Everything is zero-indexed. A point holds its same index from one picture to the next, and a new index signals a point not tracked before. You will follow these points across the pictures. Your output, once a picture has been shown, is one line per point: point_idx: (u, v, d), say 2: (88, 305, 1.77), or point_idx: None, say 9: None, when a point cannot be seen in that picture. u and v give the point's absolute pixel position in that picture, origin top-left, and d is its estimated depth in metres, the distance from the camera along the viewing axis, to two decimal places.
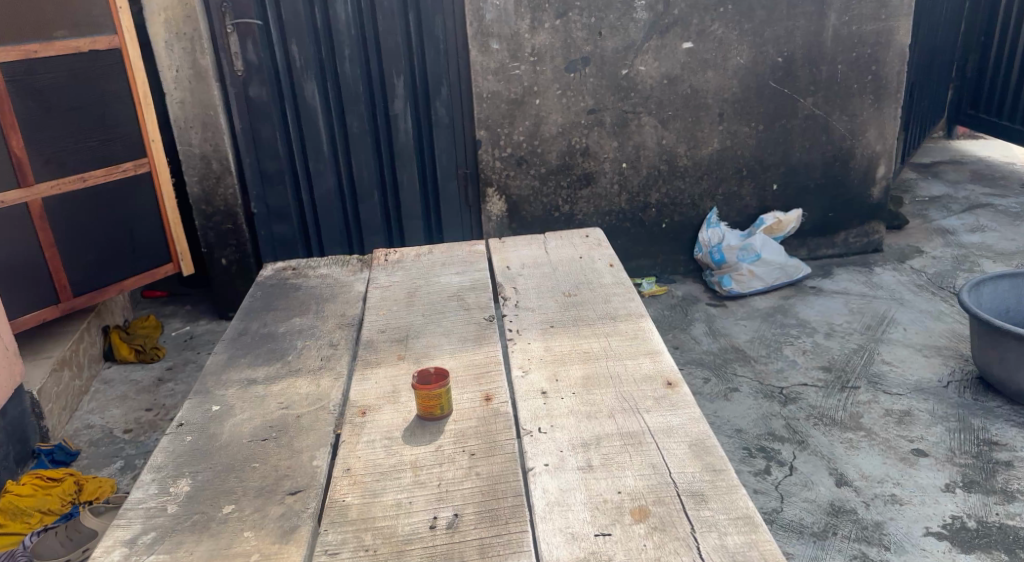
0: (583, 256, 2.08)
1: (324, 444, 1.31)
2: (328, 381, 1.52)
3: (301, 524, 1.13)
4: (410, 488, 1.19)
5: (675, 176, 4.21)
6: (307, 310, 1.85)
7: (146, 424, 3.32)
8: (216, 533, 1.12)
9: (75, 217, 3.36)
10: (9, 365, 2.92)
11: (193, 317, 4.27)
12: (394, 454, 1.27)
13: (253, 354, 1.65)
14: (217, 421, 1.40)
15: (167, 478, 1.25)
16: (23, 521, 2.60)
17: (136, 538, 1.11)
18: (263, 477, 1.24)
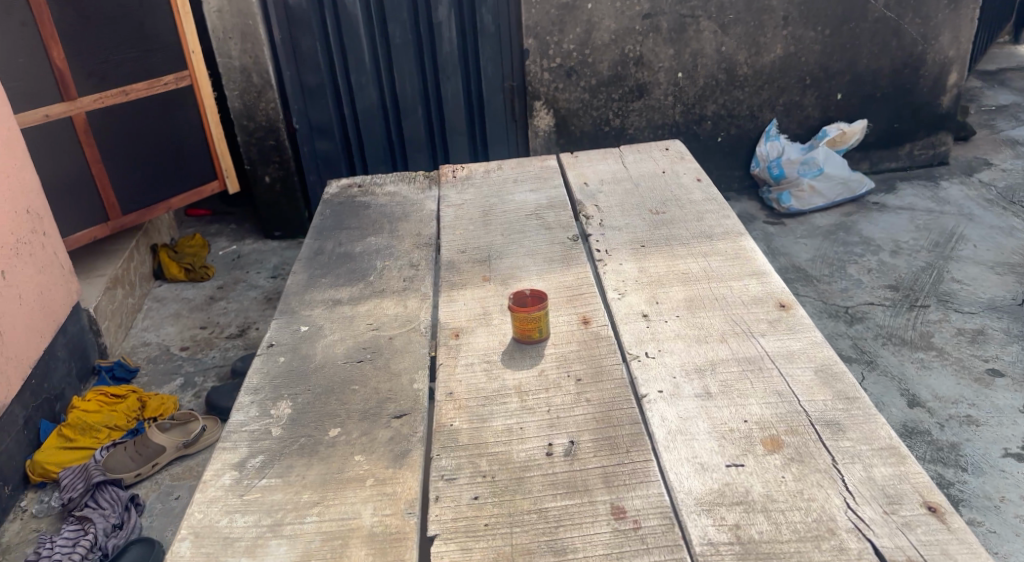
0: (666, 170, 2.03)
1: (423, 366, 1.33)
2: (416, 302, 1.52)
3: (411, 449, 1.17)
4: (518, 414, 1.24)
5: (733, 86, 4.01)
6: (381, 227, 1.82)
7: (202, 341, 3.35)
8: (325, 457, 1.17)
9: (119, 132, 3.29)
10: (66, 284, 2.92)
11: (239, 236, 4.25)
12: (497, 379, 1.32)
13: (333, 275, 1.63)
14: (309, 341, 1.43)
15: (267, 401, 1.30)
16: (92, 437, 2.65)
17: (245, 462, 1.18)
18: (366, 399, 1.28)
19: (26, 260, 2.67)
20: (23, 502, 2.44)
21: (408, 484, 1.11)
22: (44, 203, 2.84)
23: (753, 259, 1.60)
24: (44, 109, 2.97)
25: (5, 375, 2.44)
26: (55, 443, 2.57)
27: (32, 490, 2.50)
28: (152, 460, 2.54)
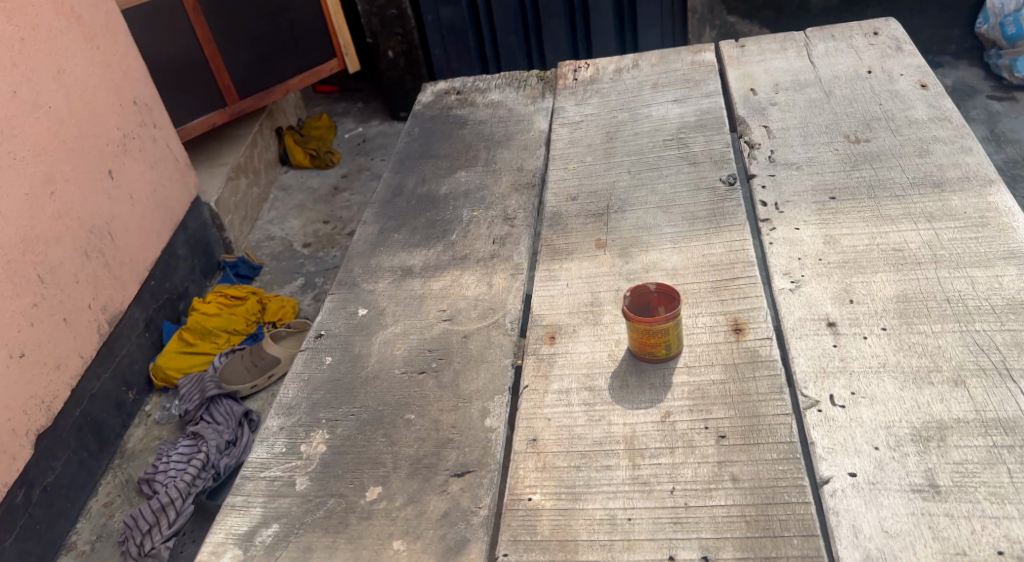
0: (871, 70, 1.82)
1: (499, 391, 1.16)
2: (503, 283, 1.37)
3: (471, 540, 0.97)
4: (625, 495, 0.99)
5: None
6: (476, 162, 1.74)
7: (324, 238, 3.21)
8: (356, 536, 1.00)
9: (229, 7, 3.03)
10: (182, 178, 2.81)
11: (366, 116, 4.00)
12: (600, 424, 1.09)
13: (409, 229, 1.57)
14: (364, 331, 1.33)
15: (299, 429, 1.17)
16: (211, 341, 2.61)
17: (256, 533, 1.03)
18: (421, 440, 1.11)
19: (137, 156, 2.56)
20: (147, 406, 2.47)
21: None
22: (153, 91, 2.68)
23: (1011, 230, 1.29)
24: None
25: (119, 279, 2.39)
26: (176, 347, 2.55)
27: (156, 393, 2.52)
28: (267, 372, 2.47)
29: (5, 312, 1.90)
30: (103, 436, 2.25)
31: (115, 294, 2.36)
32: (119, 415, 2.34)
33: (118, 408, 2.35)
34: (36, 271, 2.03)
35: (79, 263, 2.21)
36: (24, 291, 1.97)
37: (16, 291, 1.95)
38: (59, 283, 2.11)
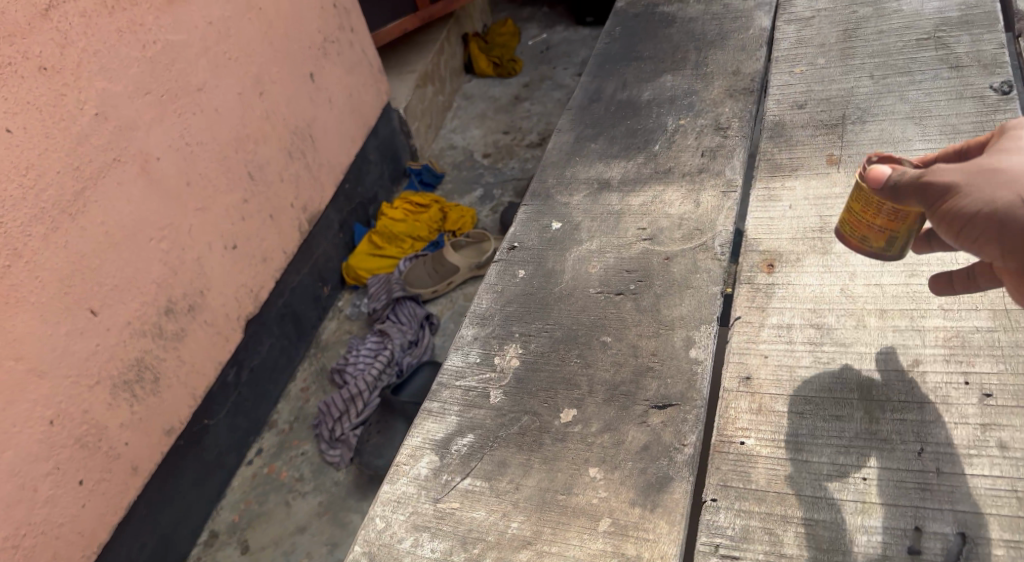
0: None
1: (705, 321, 1.26)
2: (712, 202, 1.45)
3: (674, 477, 1.10)
4: (859, 451, 1.10)
5: None
6: (684, 65, 1.82)
7: (504, 148, 3.20)
8: (550, 458, 1.16)
9: None
10: (374, 83, 2.87)
11: (551, 22, 3.87)
12: (827, 369, 1.20)
13: (614, 130, 1.71)
14: (557, 247, 1.48)
15: (492, 341, 1.35)
16: (397, 246, 2.71)
17: (450, 443, 1.22)
18: (618, 367, 1.24)
19: (336, 61, 2.64)
20: (340, 302, 2.64)
21: (659, 546, 1.04)
22: None
23: None
24: None
25: (317, 180, 2.52)
26: (366, 249, 2.68)
27: (348, 291, 2.69)
28: (447, 279, 2.53)
29: (221, 206, 2.06)
30: (302, 326, 2.45)
31: (313, 193, 2.50)
32: (316, 307, 2.52)
33: (315, 301, 2.53)
34: (246, 169, 2.17)
35: (284, 163, 2.35)
36: (236, 186, 2.12)
37: (230, 187, 2.10)
38: (266, 181, 2.26)
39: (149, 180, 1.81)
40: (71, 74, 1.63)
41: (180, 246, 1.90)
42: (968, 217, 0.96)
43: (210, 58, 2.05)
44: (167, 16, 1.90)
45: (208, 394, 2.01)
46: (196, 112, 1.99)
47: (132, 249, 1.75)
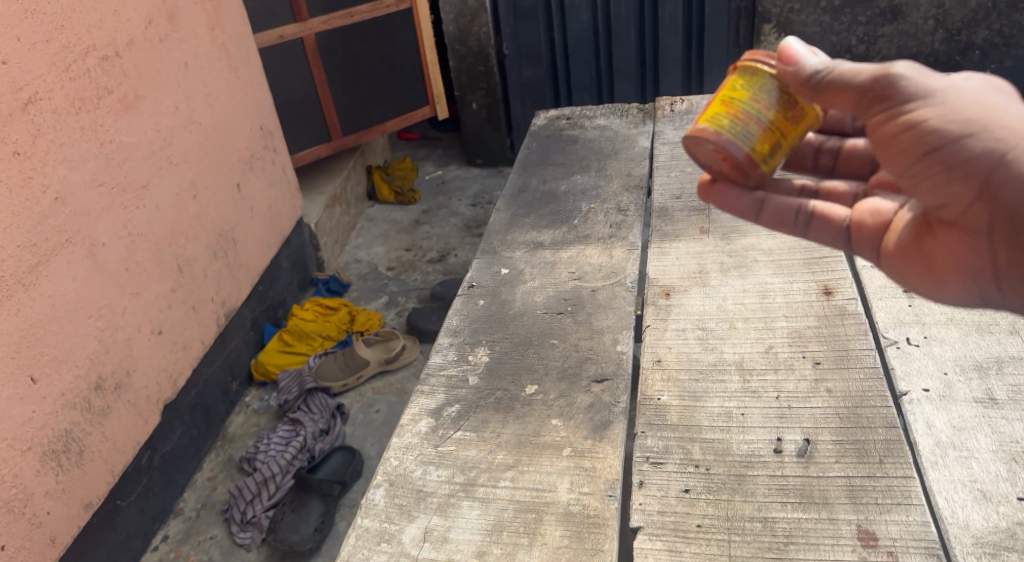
0: None
1: (626, 326, 1.48)
2: (621, 254, 1.70)
3: (613, 420, 1.28)
4: (738, 398, 1.32)
5: (1015, 8, 3.39)
6: (589, 168, 2.11)
7: (406, 263, 3.49)
8: (521, 415, 1.33)
9: (343, 54, 3.40)
10: (291, 199, 3.11)
11: (445, 161, 4.34)
12: (713, 352, 1.43)
13: (538, 214, 1.94)
14: (508, 287, 1.66)
15: (465, 346, 1.51)
16: (307, 343, 2.86)
17: (442, 410, 1.36)
18: (565, 356, 1.44)
19: (259, 175, 2.88)
20: (247, 397, 2.72)
21: (608, 462, 1.21)
22: (275, 121, 3.01)
23: None
24: (279, 29, 3.15)
25: (236, 280, 2.66)
26: (276, 346, 2.81)
27: (255, 387, 2.77)
28: (357, 372, 2.70)
29: (152, 292, 2.18)
30: (212, 417, 2.51)
31: (232, 292, 2.64)
32: (225, 400, 2.60)
33: (224, 394, 2.60)
34: (177, 261, 2.32)
35: (209, 260, 2.50)
36: (166, 276, 2.25)
37: (161, 276, 2.23)
38: (193, 275, 2.39)
39: (94, 261, 1.94)
40: (41, 159, 1.79)
41: (114, 325, 2.00)
42: (960, 155, 0.99)
43: (156, 160, 2.24)
44: (124, 121, 2.11)
45: (124, 475, 2.02)
46: (140, 206, 2.15)
47: (73, 323, 1.84)
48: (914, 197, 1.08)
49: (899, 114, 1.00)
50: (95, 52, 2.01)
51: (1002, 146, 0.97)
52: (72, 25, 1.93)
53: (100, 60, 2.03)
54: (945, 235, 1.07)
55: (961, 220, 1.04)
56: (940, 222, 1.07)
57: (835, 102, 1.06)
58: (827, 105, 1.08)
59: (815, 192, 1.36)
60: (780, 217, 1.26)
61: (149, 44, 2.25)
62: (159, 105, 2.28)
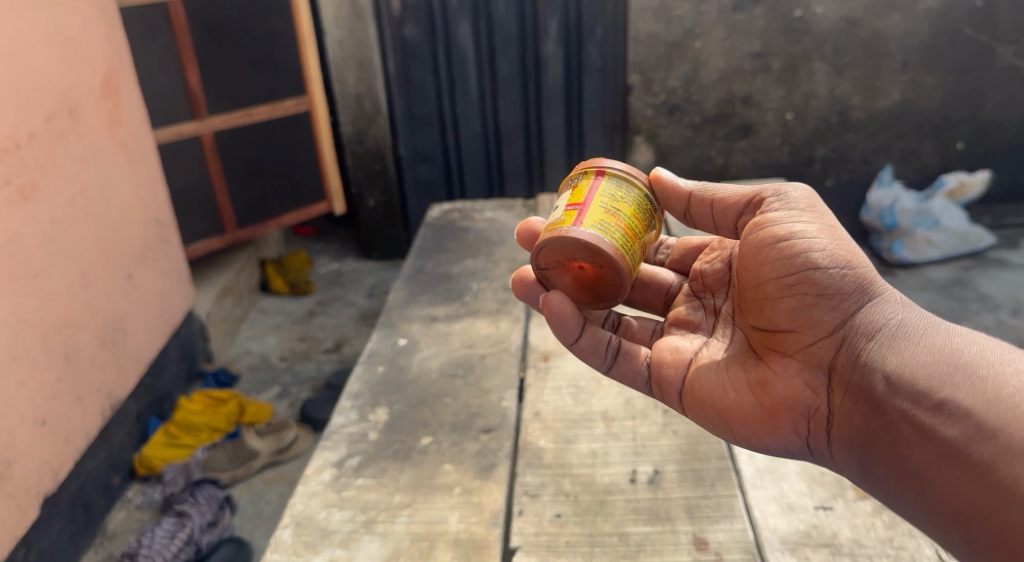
0: None
1: (510, 386, 1.73)
2: (508, 325, 1.97)
3: (498, 462, 1.52)
4: (603, 439, 1.56)
5: (845, 130, 3.98)
6: (479, 252, 2.37)
7: (299, 353, 3.54)
8: (415, 463, 1.53)
9: (238, 150, 3.52)
10: (182, 289, 3.11)
11: (341, 254, 4.46)
12: (583, 405, 1.66)
13: (433, 293, 2.16)
14: (406, 355, 1.88)
15: (366, 407, 1.71)
16: (193, 435, 2.80)
17: (344, 462, 1.55)
18: (457, 413, 1.66)
19: (152, 266, 2.85)
20: (130, 492, 2.64)
21: (492, 496, 1.43)
22: (169, 213, 3.04)
23: None
24: (177, 128, 3.24)
25: (124, 371, 2.60)
26: (161, 439, 2.74)
27: (138, 481, 2.69)
28: (246, 463, 2.71)
29: (38, 380, 2.13)
30: (90, 512, 2.42)
31: (119, 382, 2.57)
32: (105, 495, 2.51)
33: (105, 489, 2.52)
34: (64, 351, 2.27)
35: (96, 350, 2.43)
36: (52, 365, 2.20)
37: (48, 365, 2.18)
38: (81, 364, 2.34)
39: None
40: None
41: None
42: (828, 284, 1.28)
43: (49, 250, 2.22)
44: (19, 212, 2.10)
45: None
46: (29, 295, 2.12)
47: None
48: (772, 313, 1.33)
49: (785, 227, 1.31)
50: None
51: (864, 294, 1.28)
52: None
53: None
54: (783, 366, 1.32)
55: (801, 351, 1.31)
56: (782, 351, 1.33)
57: (725, 207, 1.44)
58: (719, 212, 1.45)
59: (618, 323, 1.63)
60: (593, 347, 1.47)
61: (49, 138, 2.25)
62: (56, 195, 2.27)
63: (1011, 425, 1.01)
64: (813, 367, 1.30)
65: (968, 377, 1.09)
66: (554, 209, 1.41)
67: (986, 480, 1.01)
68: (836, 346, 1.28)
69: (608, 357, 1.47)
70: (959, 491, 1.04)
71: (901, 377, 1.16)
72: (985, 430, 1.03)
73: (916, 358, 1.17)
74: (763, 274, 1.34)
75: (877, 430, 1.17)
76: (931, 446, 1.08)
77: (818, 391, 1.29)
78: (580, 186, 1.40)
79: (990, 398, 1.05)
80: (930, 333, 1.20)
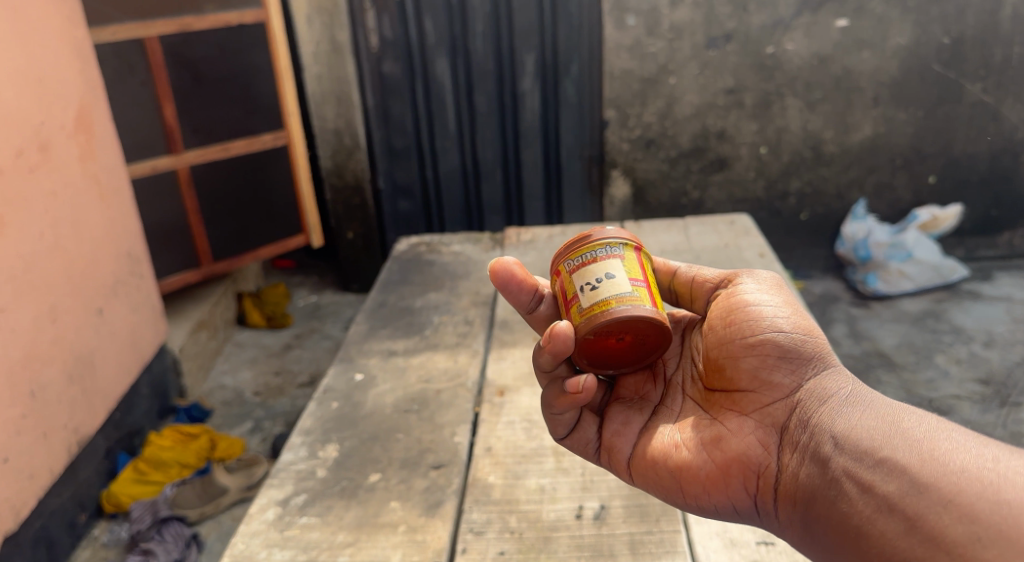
0: (731, 245, 2.69)
1: (463, 421, 1.76)
2: (466, 359, 2.03)
3: (444, 499, 1.52)
4: (552, 475, 1.57)
5: (819, 164, 4.04)
6: (442, 287, 2.47)
7: (274, 387, 3.51)
8: (361, 501, 1.54)
9: (212, 183, 3.53)
10: (155, 323, 3.08)
11: (320, 286, 4.46)
12: (535, 439, 1.67)
13: (394, 326, 2.24)
14: (360, 390, 1.93)
15: (316, 444, 1.74)
16: (163, 472, 2.73)
17: (289, 500, 1.55)
18: (407, 449, 1.69)
19: (123, 300, 2.83)
20: (95, 530, 2.58)
21: (437, 534, 1.43)
22: (142, 246, 3.02)
23: None
24: (152, 161, 3.24)
25: (91, 407, 2.55)
26: (129, 476, 2.68)
27: (105, 519, 2.63)
28: (214, 500, 2.66)
29: (1, 417, 2.09)
30: (53, 552, 2.36)
31: (87, 419, 2.52)
32: (70, 535, 2.45)
33: (70, 528, 2.46)
34: (30, 387, 2.23)
35: (63, 385, 2.39)
36: (17, 402, 2.16)
37: (12, 401, 2.14)
38: (46, 401, 2.29)
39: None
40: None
41: None
42: (791, 351, 1.29)
43: (16, 285, 2.20)
44: None
45: None
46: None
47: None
48: (731, 372, 1.32)
49: (754, 297, 1.34)
50: None
51: (823, 367, 1.29)
52: None
53: None
54: (737, 424, 1.29)
55: (756, 411, 1.29)
56: (738, 410, 1.30)
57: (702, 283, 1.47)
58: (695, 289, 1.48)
59: None
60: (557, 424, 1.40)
61: (19, 173, 2.25)
62: (25, 230, 2.26)
63: (948, 481, 0.98)
64: (766, 427, 1.27)
65: (911, 439, 1.07)
66: (609, 277, 1.30)
67: (920, 533, 0.96)
68: (790, 409, 1.26)
69: (569, 424, 1.41)
70: (893, 546, 0.99)
71: (848, 439, 1.14)
72: (923, 487, 0.99)
73: (864, 424, 1.15)
74: (726, 335, 1.34)
75: (822, 490, 1.12)
76: (870, 501, 1.04)
77: (769, 451, 1.25)
78: (628, 258, 1.34)
79: (929, 456, 1.02)
80: (880, 404, 1.19)
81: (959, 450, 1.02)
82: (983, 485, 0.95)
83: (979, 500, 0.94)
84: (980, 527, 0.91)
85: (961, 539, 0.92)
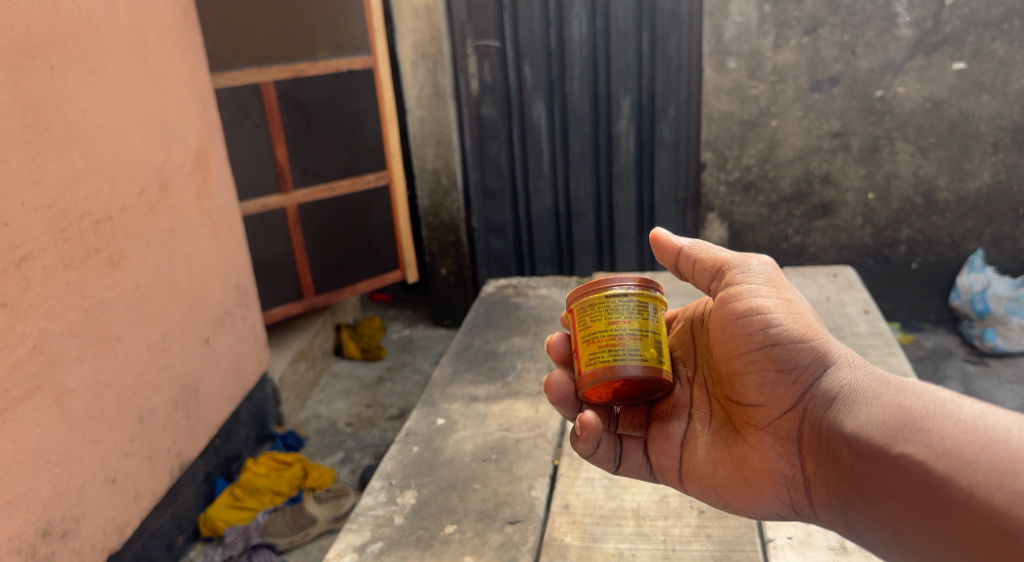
0: (832, 299, 2.57)
1: (541, 475, 1.76)
2: (546, 409, 2.03)
3: (519, 557, 1.51)
4: (632, 539, 1.53)
5: (932, 212, 3.81)
6: (527, 331, 2.49)
7: (365, 419, 3.59)
8: (437, 552, 1.54)
9: (319, 222, 3.70)
10: (258, 352, 3.22)
11: (413, 320, 4.55)
12: (616, 500, 1.65)
13: (476, 370, 2.28)
14: (440, 435, 1.95)
15: (394, 489, 1.76)
16: (257, 498, 2.85)
17: (366, 546, 1.58)
18: (484, 501, 1.68)
19: (229, 330, 2.98)
20: (192, 552, 2.69)
21: None
22: (250, 280, 3.18)
23: None
24: (263, 200, 3.44)
25: (195, 432, 2.69)
26: (225, 501, 2.80)
27: (201, 541, 2.75)
28: (304, 529, 2.72)
29: (112, 440, 2.23)
30: None
31: (189, 443, 2.65)
32: (168, 556, 2.57)
33: (168, 549, 2.58)
34: (138, 411, 2.36)
35: (169, 411, 2.53)
36: (126, 426, 2.29)
37: (122, 425, 2.28)
38: (153, 426, 2.43)
39: (60, 409, 2.02)
40: (25, 311, 1.92)
41: (71, 472, 2.05)
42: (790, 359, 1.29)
43: (132, 314, 2.36)
44: (106, 278, 2.24)
45: None
46: (110, 358, 2.24)
47: (32, 469, 1.91)
48: (741, 390, 1.34)
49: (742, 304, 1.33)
50: (88, 217, 2.18)
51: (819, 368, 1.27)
52: (72, 192, 2.11)
53: (92, 223, 2.20)
54: (757, 439, 1.31)
55: (771, 425, 1.30)
56: (756, 425, 1.32)
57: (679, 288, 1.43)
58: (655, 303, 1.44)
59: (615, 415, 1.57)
60: (606, 454, 1.47)
61: (140, 211, 2.43)
62: (141, 265, 2.42)
63: (962, 474, 0.97)
64: (785, 440, 1.27)
65: (920, 430, 1.05)
66: None
67: (948, 531, 0.96)
68: (800, 419, 1.26)
69: (614, 457, 1.47)
70: (926, 545, 0.99)
71: (860, 441, 1.12)
72: (940, 483, 0.98)
73: (871, 421, 1.13)
74: (728, 350, 1.36)
75: (849, 495, 1.12)
76: (896, 505, 1.03)
77: (793, 463, 1.26)
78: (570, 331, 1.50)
79: (939, 447, 1.01)
80: (883, 393, 1.17)
81: (970, 435, 1.00)
82: (999, 477, 0.94)
83: (997, 495, 0.93)
84: (1001, 518, 0.91)
85: (986, 534, 0.92)
